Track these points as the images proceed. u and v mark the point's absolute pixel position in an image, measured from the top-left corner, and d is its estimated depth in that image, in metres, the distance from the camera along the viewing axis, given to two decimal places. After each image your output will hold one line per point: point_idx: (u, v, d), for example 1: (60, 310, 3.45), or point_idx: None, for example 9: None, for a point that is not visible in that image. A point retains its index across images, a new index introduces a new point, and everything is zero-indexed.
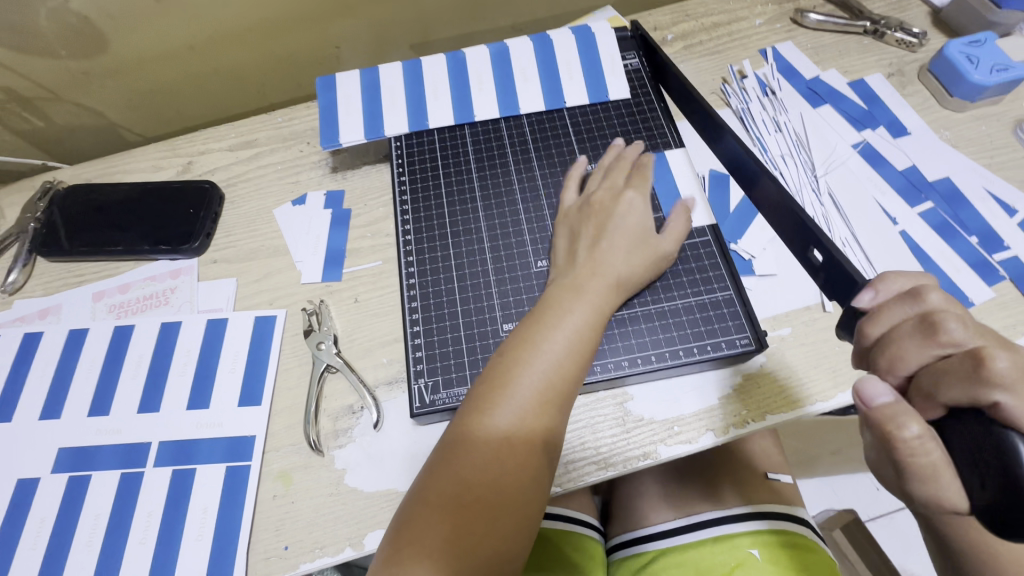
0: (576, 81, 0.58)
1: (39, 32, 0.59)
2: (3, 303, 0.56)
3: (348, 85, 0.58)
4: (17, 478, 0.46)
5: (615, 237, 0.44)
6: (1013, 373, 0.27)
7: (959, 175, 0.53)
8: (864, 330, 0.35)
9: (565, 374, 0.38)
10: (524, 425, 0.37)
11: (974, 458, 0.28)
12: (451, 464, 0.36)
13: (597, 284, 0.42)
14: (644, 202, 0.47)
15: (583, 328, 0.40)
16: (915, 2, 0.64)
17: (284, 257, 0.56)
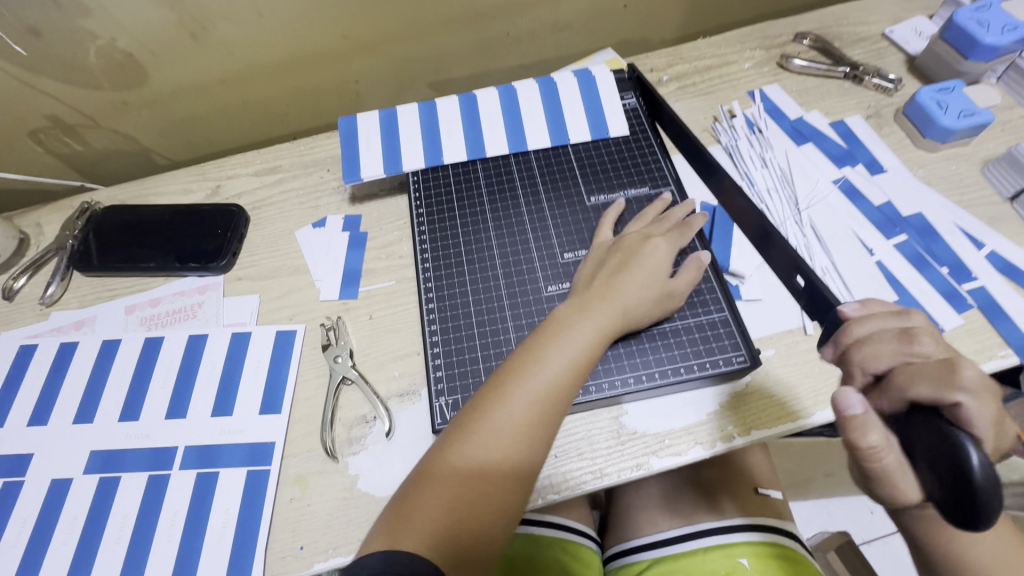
0: (578, 118, 0.63)
1: (87, 67, 0.64)
2: (41, 314, 0.60)
3: (368, 124, 0.64)
4: (51, 478, 0.50)
5: (634, 270, 0.48)
6: (973, 381, 0.33)
7: (931, 209, 0.57)
8: (850, 329, 0.39)
9: (560, 384, 0.42)
10: (518, 424, 0.41)
11: (932, 459, 0.31)
12: (449, 452, 0.40)
13: (607, 308, 0.46)
14: (670, 250, 0.50)
15: (583, 346, 0.44)
16: (891, 51, 0.69)
17: (305, 276, 0.60)
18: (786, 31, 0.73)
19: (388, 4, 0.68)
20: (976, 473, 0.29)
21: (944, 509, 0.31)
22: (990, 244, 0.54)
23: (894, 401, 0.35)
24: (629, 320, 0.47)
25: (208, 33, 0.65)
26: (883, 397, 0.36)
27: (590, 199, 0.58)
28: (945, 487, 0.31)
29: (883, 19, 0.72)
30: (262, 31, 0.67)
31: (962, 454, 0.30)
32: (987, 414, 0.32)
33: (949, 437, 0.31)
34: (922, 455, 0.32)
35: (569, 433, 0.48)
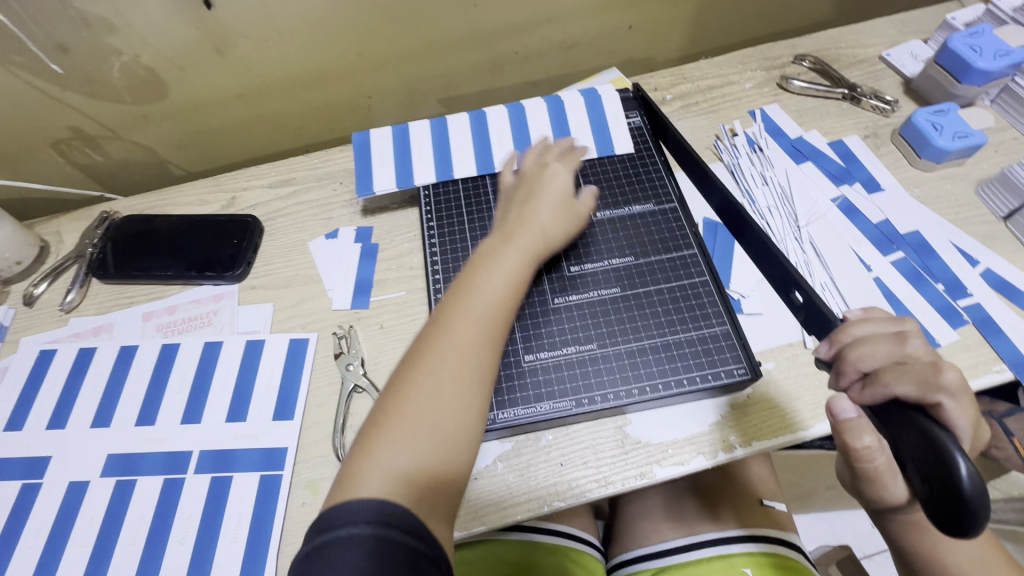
0: (584, 135, 0.65)
1: (110, 81, 0.67)
2: (61, 320, 0.62)
3: (382, 140, 0.66)
4: (68, 480, 0.51)
5: (539, 199, 0.55)
6: (954, 385, 0.36)
7: (928, 228, 0.58)
8: (849, 327, 0.39)
9: (496, 309, 0.46)
10: (463, 352, 0.43)
11: (924, 466, 0.33)
12: (396, 397, 0.41)
13: (527, 233, 0.51)
14: (567, 173, 0.58)
15: (511, 272, 0.48)
16: (888, 73, 0.71)
17: (318, 285, 0.62)
18: (786, 53, 0.75)
19: (402, 24, 0.71)
20: (965, 484, 0.30)
21: (930, 513, 0.32)
22: (985, 262, 0.56)
23: (878, 396, 0.36)
24: (548, 238, 0.53)
25: (230, 50, 0.67)
26: (869, 390, 0.36)
27: (596, 213, 0.60)
28: (936, 492, 0.32)
29: (880, 43, 0.75)
30: (281, 49, 0.69)
31: (953, 465, 0.31)
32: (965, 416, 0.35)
33: (940, 446, 0.32)
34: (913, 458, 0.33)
35: (575, 441, 0.49)
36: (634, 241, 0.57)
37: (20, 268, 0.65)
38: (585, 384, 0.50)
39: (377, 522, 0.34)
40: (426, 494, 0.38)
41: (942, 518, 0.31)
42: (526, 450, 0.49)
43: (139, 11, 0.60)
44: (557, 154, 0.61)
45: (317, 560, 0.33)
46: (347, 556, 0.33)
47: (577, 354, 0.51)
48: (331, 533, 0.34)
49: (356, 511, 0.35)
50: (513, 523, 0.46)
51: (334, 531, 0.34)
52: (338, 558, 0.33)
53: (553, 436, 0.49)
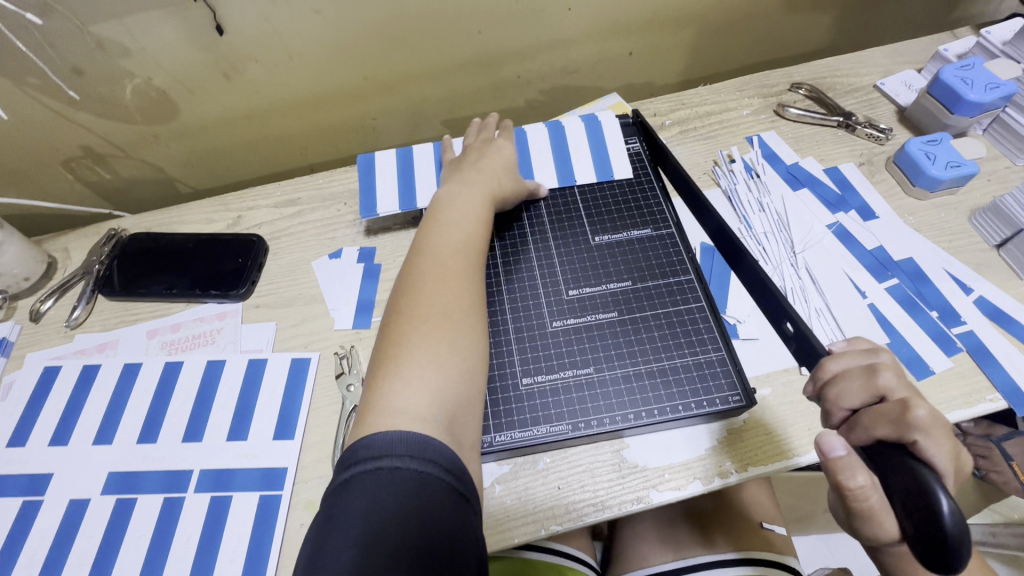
0: (583, 160, 0.67)
1: (122, 102, 0.68)
2: (66, 336, 0.63)
3: (386, 165, 0.68)
4: (69, 497, 0.51)
5: (490, 159, 0.62)
6: (927, 421, 0.34)
7: (922, 255, 0.59)
8: (825, 364, 0.40)
9: (474, 243, 0.53)
10: (456, 278, 0.49)
11: (905, 502, 0.31)
12: (407, 325, 0.45)
13: (485, 180, 0.59)
14: (510, 142, 0.66)
15: (477, 211, 0.56)
16: (882, 102, 0.73)
17: (321, 305, 0.63)
18: (783, 80, 0.77)
19: (407, 49, 0.73)
20: (946, 523, 0.29)
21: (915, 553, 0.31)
22: (978, 290, 0.57)
23: (859, 438, 0.36)
24: (507, 187, 0.60)
25: (239, 73, 0.69)
26: (852, 433, 0.37)
27: (594, 238, 0.61)
28: (919, 530, 0.31)
29: (875, 72, 0.76)
30: (289, 73, 0.71)
31: (932, 501, 0.30)
32: (944, 451, 0.34)
33: (921, 480, 0.31)
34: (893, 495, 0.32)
35: (573, 464, 0.49)
36: (633, 266, 0.58)
37: (27, 284, 0.66)
38: (582, 409, 0.50)
39: (414, 460, 0.37)
40: (459, 400, 0.43)
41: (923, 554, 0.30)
42: (524, 473, 0.49)
43: (153, 37, 0.62)
44: (496, 130, 0.69)
45: (346, 492, 0.36)
46: (380, 489, 0.35)
47: (574, 377, 0.52)
48: (363, 465, 0.36)
49: (394, 442, 0.37)
50: (510, 546, 0.46)
51: (366, 462, 0.37)
52: (368, 490, 0.35)
53: (551, 459, 0.50)
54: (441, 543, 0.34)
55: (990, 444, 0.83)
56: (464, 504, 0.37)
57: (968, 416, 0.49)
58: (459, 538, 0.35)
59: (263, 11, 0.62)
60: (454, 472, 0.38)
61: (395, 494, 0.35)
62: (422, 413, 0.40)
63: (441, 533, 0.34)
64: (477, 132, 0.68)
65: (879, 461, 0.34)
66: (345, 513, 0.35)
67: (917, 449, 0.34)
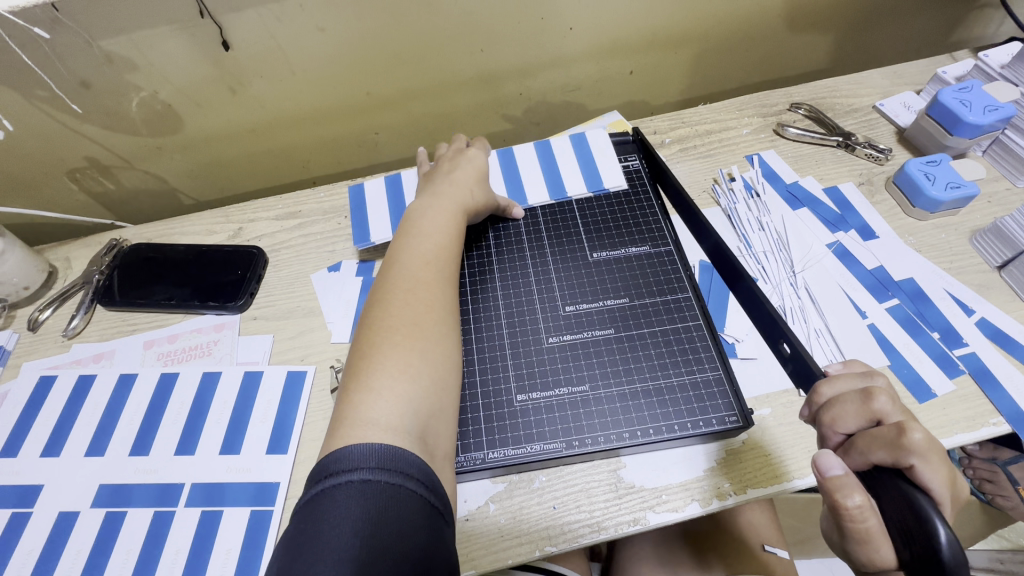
0: (574, 176, 0.68)
1: (129, 116, 0.69)
2: (63, 346, 0.63)
3: (375, 192, 0.70)
4: (58, 510, 0.51)
5: (462, 169, 0.62)
6: (925, 444, 0.32)
7: (923, 276, 0.59)
8: (819, 389, 0.39)
9: (446, 255, 0.53)
10: (429, 291, 0.49)
11: (903, 531, 0.31)
12: (378, 338, 0.45)
13: (454, 192, 0.59)
14: (483, 153, 0.66)
15: (451, 222, 0.56)
16: (882, 123, 0.73)
17: (318, 317, 0.63)
18: (782, 100, 0.77)
19: (410, 66, 0.74)
20: (944, 553, 0.28)
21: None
22: (980, 310, 0.56)
23: (856, 463, 0.35)
24: (479, 196, 0.60)
25: (245, 89, 0.70)
26: (849, 456, 0.36)
27: (593, 254, 0.61)
28: (917, 559, 0.30)
29: (874, 92, 0.77)
30: (293, 87, 0.72)
31: (931, 529, 0.29)
32: (941, 475, 0.32)
33: (919, 509, 0.30)
34: (891, 522, 0.32)
35: (568, 483, 0.49)
36: (630, 283, 0.58)
37: (27, 293, 0.66)
38: (577, 427, 0.49)
39: (385, 471, 0.36)
40: (432, 409, 0.42)
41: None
42: (519, 491, 0.49)
43: (159, 51, 0.63)
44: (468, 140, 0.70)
45: (316, 506, 0.35)
46: (351, 502, 0.34)
47: (569, 395, 0.51)
48: (334, 479, 0.36)
49: (366, 455, 0.36)
50: (504, 568, 0.46)
51: (338, 476, 0.36)
52: (341, 503, 0.34)
53: (546, 478, 0.49)
54: (413, 557, 0.34)
55: (995, 468, 0.83)
56: (438, 516, 0.37)
57: (970, 440, 0.49)
58: (433, 550, 0.35)
59: (268, 27, 0.63)
60: (430, 485, 0.37)
61: (368, 506, 0.34)
62: (394, 423, 0.39)
63: (415, 544, 0.34)
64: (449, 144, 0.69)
65: (876, 487, 0.34)
66: (315, 529, 0.34)
67: (913, 474, 0.32)
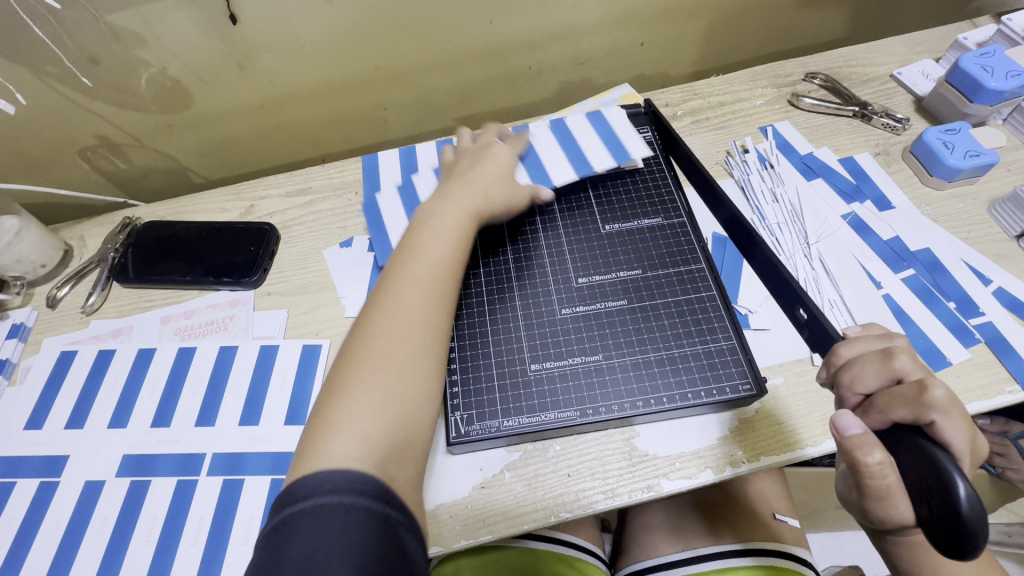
0: (596, 156, 0.64)
1: (138, 93, 0.69)
2: (82, 322, 0.64)
3: (392, 207, 0.66)
4: (85, 480, 0.52)
5: (483, 169, 0.59)
6: (948, 400, 0.32)
7: (939, 246, 0.58)
8: (837, 350, 0.39)
9: (438, 276, 0.48)
10: (415, 320, 0.45)
11: (922, 488, 0.31)
12: (359, 364, 0.42)
13: (462, 194, 0.55)
14: (508, 151, 0.62)
15: (453, 229, 0.52)
16: (899, 92, 0.72)
17: (331, 293, 0.63)
18: (797, 70, 0.76)
19: (418, 38, 0.73)
20: (963, 507, 0.29)
21: (931, 539, 0.31)
22: (997, 280, 0.56)
23: (875, 422, 0.35)
24: (497, 200, 0.57)
25: (252, 63, 0.70)
26: (868, 416, 0.36)
27: (605, 226, 0.61)
28: (936, 516, 0.30)
29: (891, 61, 0.75)
30: (301, 61, 0.71)
31: (950, 486, 0.29)
32: (960, 431, 0.33)
33: (938, 465, 0.31)
34: (909, 479, 0.32)
35: (583, 452, 0.49)
36: (642, 254, 0.58)
37: (45, 271, 0.67)
38: (591, 395, 0.50)
39: (343, 494, 0.35)
40: (394, 445, 0.39)
41: (940, 541, 0.30)
42: (534, 459, 0.49)
43: (167, 25, 0.62)
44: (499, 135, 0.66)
45: (276, 536, 0.34)
46: (310, 530, 0.34)
47: (583, 364, 0.52)
48: (295, 506, 0.35)
49: (325, 481, 0.36)
50: (521, 533, 0.47)
51: (297, 504, 0.35)
52: (301, 531, 0.34)
53: (561, 446, 0.50)
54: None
55: (1005, 441, 0.78)
56: (404, 532, 0.36)
57: (986, 408, 0.49)
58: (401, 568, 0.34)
59: None
60: (392, 502, 0.36)
61: (327, 532, 0.33)
62: (349, 458, 0.37)
63: (379, 564, 0.33)
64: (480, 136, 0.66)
65: (895, 445, 0.34)
66: (277, 560, 0.33)
67: (934, 430, 0.33)
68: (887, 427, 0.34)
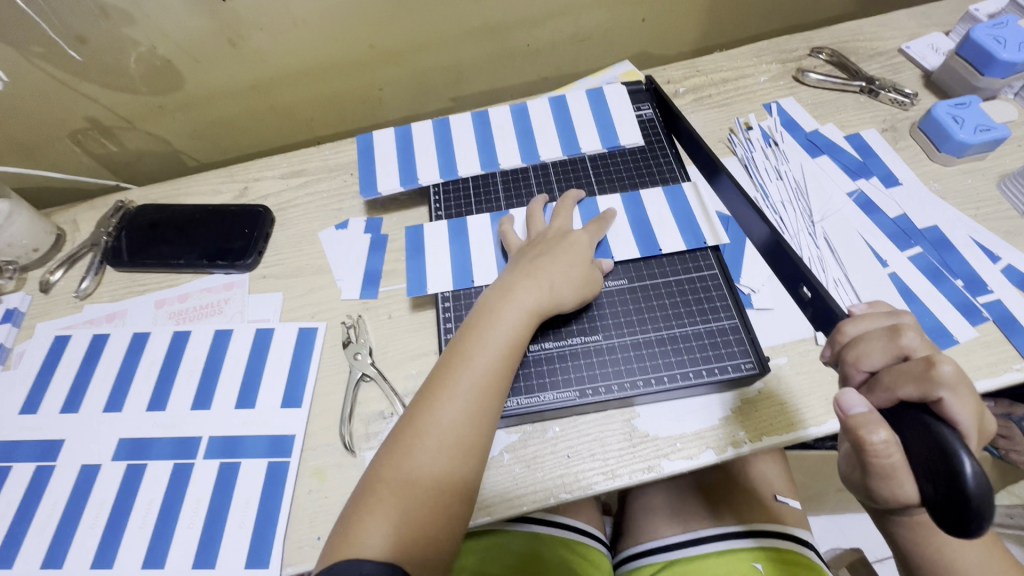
0: (667, 231, 0.56)
1: (127, 73, 0.68)
2: (76, 306, 0.63)
3: (437, 238, 0.60)
4: (81, 463, 0.52)
5: (554, 259, 0.50)
6: (956, 376, 0.31)
7: (947, 223, 0.57)
8: (842, 328, 0.38)
9: (483, 395, 0.43)
10: (455, 441, 0.41)
11: (927, 465, 0.30)
12: (388, 487, 0.40)
13: (528, 289, 0.48)
14: (586, 239, 0.53)
15: (511, 333, 0.46)
16: (908, 66, 0.70)
17: (327, 275, 0.62)
18: (803, 45, 0.74)
19: (413, 15, 0.71)
20: (969, 484, 0.28)
21: (935, 517, 0.30)
22: (1006, 258, 0.54)
23: (881, 399, 0.34)
24: (562, 302, 0.49)
25: (243, 41, 0.68)
26: (873, 394, 0.35)
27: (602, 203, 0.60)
28: (940, 494, 0.29)
29: (899, 35, 0.73)
30: (293, 39, 0.69)
31: (956, 462, 0.29)
32: (969, 407, 0.32)
33: (943, 442, 0.30)
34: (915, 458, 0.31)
35: (582, 433, 0.49)
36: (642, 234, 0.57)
37: (37, 255, 0.66)
38: (590, 376, 0.49)
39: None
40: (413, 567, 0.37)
41: (944, 519, 0.29)
42: (533, 441, 0.49)
43: (155, 2, 0.61)
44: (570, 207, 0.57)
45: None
46: None
47: (582, 344, 0.51)
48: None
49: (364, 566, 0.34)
50: (520, 514, 0.46)
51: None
52: None
53: (560, 427, 0.49)
54: None
55: (1010, 423, 0.77)
56: None
57: (993, 387, 0.48)
58: None
59: None
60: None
61: None
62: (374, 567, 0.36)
63: None
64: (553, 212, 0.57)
65: (901, 422, 0.33)
66: None
67: (941, 407, 0.32)
68: (891, 404, 0.34)
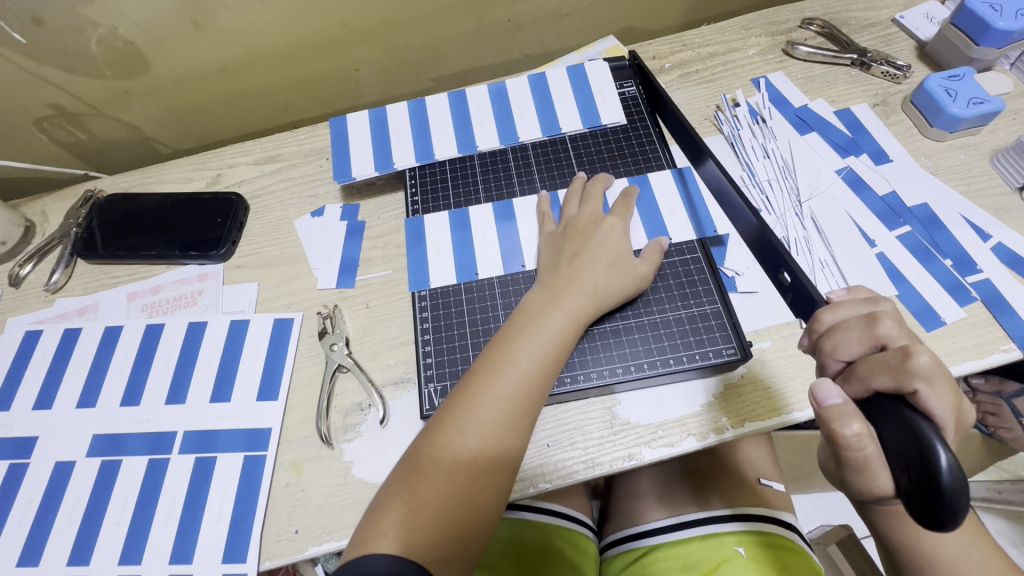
0: (678, 216, 0.54)
1: (89, 57, 0.65)
2: (46, 300, 0.62)
3: (438, 227, 0.58)
4: (54, 460, 0.51)
5: (592, 258, 0.49)
6: (931, 367, 0.30)
7: (937, 201, 0.56)
8: (820, 316, 0.37)
9: (524, 399, 0.42)
10: (490, 441, 0.40)
11: (901, 456, 0.29)
12: (423, 480, 0.39)
13: (573, 293, 0.47)
14: (623, 227, 0.52)
15: (557, 337, 0.45)
16: (901, 36, 0.68)
17: (302, 264, 0.61)
18: (793, 16, 0.71)
19: None
20: (942, 478, 0.27)
21: (908, 508, 0.29)
22: (997, 236, 0.53)
23: (856, 390, 0.34)
24: (604, 305, 0.48)
25: (209, 21, 0.65)
26: (849, 384, 0.34)
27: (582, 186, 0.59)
28: (913, 485, 0.29)
29: (894, 4, 0.70)
30: (261, 19, 0.67)
31: (930, 454, 0.28)
32: (945, 399, 0.31)
33: (918, 434, 0.29)
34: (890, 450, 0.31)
35: (562, 422, 0.48)
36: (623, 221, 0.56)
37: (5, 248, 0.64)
38: (568, 365, 0.48)
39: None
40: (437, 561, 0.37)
41: (916, 511, 0.28)
42: None
43: None
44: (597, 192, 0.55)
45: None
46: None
47: None
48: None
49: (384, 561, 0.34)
50: None
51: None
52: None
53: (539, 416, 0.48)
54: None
55: (999, 402, 0.77)
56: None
57: (979, 368, 0.47)
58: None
59: None
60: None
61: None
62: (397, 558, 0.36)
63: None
64: (579, 200, 0.55)
65: (877, 413, 0.32)
66: None
67: (917, 399, 0.31)
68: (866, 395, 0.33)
